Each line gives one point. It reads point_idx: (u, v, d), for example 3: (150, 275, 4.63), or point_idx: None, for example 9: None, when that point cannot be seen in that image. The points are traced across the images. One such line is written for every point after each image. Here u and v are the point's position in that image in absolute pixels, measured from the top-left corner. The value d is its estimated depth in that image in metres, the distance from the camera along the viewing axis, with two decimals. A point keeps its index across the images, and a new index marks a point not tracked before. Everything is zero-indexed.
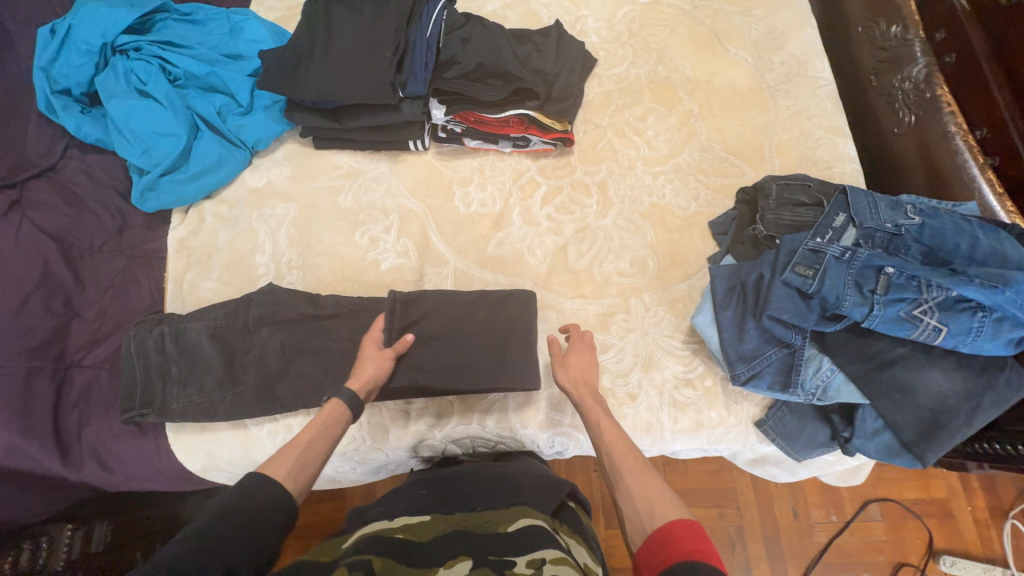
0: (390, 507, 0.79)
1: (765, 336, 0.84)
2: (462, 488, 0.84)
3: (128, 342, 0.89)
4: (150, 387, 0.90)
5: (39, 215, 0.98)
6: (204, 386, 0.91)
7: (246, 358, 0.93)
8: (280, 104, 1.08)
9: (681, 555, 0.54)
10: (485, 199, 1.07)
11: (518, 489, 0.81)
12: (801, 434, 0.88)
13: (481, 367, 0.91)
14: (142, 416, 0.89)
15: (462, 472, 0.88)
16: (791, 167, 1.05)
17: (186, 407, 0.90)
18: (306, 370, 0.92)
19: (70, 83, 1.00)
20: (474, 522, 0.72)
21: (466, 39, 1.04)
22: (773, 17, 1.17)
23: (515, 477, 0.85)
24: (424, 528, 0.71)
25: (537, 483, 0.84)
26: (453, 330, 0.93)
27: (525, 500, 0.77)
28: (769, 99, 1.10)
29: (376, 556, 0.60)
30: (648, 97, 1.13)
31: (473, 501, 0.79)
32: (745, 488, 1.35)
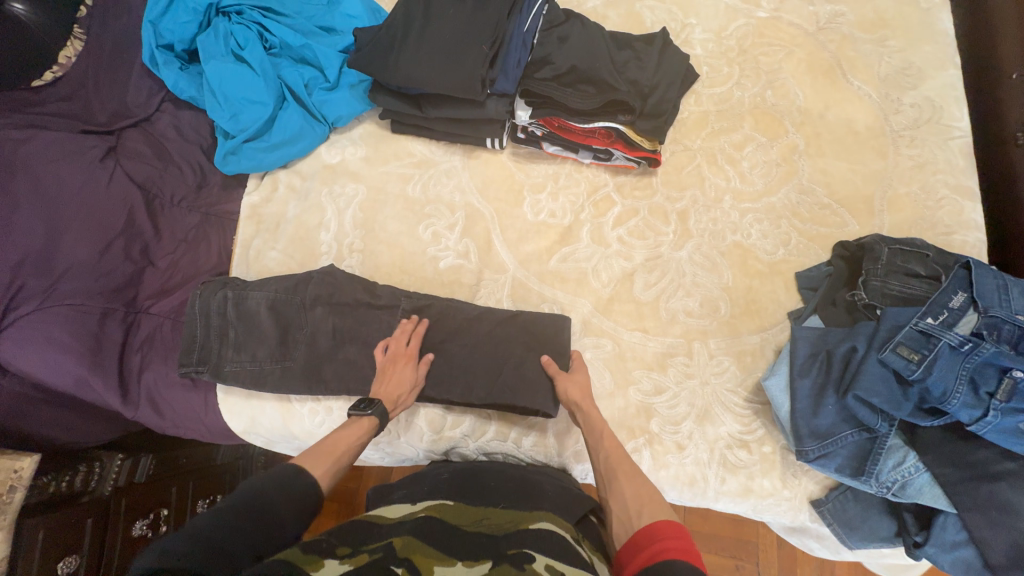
0: (415, 490, 0.78)
1: (843, 414, 0.76)
2: (486, 482, 0.80)
3: (194, 299, 0.92)
4: (207, 346, 0.92)
5: (131, 164, 1.02)
6: (257, 355, 0.93)
7: (300, 334, 0.93)
8: (365, 84, 1.05)
9: (662, 553, 0.55)
10: (556, 210, 1.02)
11: (541, 495, 0.77)
12: (862, 524, 0.80)
13: (526, 381, 0.87)
14: (197, 373, 0.90)
15: (484, 465, 0.85)
16: (902, 226, 0.93)
17: (238, 371, 0.92)
18: (351, 358, 0.92)
19: (174, 39, 1.03)
20: (493, 521, 0.68)
21: (563, 39, 0.98)
22: (911, 51, 1.03)
23: (537, 482, 0.81)
24: (444, 512, 0.68)
25: (561, 492, 0.79)
26: (503, 342, 0.90)
27: (546, 507, 0.73)
28: (889, 145, 0.98)
29: (396, 538, 0.60)
30: (748, 124, 1.03)
31: (495, 500, 0.75)
32: (769, 547, 1.26)
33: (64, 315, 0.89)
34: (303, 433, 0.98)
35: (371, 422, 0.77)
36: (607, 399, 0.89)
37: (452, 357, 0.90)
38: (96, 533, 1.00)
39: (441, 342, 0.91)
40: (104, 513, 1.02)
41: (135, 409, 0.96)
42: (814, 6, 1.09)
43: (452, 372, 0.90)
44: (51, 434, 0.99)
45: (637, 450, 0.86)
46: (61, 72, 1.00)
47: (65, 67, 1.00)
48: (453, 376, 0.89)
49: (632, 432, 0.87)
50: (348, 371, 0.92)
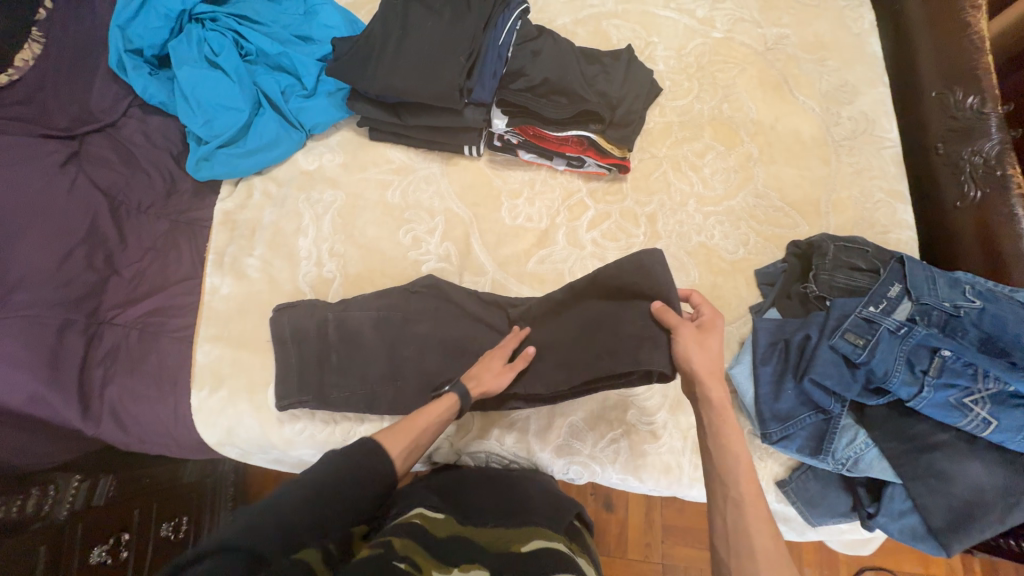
0: (402, 502, 0.76)
1: (801, 398, 0.83)
2: (475, 495, 0.81)
3: (283, 315, 0.92)
4: (311, 373, 0.92)
5: (95, 170, 0.99)
6: (366, 377, 0.91)
7: (404, 351, 0.92)
8: (343, 92, 1.07)
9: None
10: (532, 214, 1.06)
11: (530, 506, 0.79)
12: (822, 501, 0.86)
13: (623, 345, 0.80)
14: (302, 403, 0.91)
15: (471, 479, 0.86)
16: (846, 227, 1.02)
17: (346, 398, 0.91)
18: (428, 364, 0.91)
19: (144, 44, 1.01)
20: (485, 536, 0.69)
21: (536, 52, 1.04)
22: (846, 70, 1.15)
23: (524, 494, 0.82)
24: (438, 524, 0.69)
25: (546, 498, 0.82)
26: (592, 318, 0.86)
27: (535, 519, 0.75)
28: (832, 153, 1.08)
29: (395, 537, 0.61)
30: (708, 134, 1.11)
31: (485, 514, 0.76)
32: None
33: (19, 328, 0.85)
34: (284, 442, 0.96)
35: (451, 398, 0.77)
36: (587, 394, 0.92)
37: (548, 353, 0.88)
38: (52, 560, 0.95)
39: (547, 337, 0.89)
40: (58, 538, 0.97)
41: (96, 426, 0.90)
42: (762, 28, 1.20)
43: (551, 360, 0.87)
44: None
45: (615, 441, 0.90)
46: (18, 75, 0.98)
47: (21, 71, 0.98)
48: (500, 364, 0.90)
49: (611, 424, 0.91)
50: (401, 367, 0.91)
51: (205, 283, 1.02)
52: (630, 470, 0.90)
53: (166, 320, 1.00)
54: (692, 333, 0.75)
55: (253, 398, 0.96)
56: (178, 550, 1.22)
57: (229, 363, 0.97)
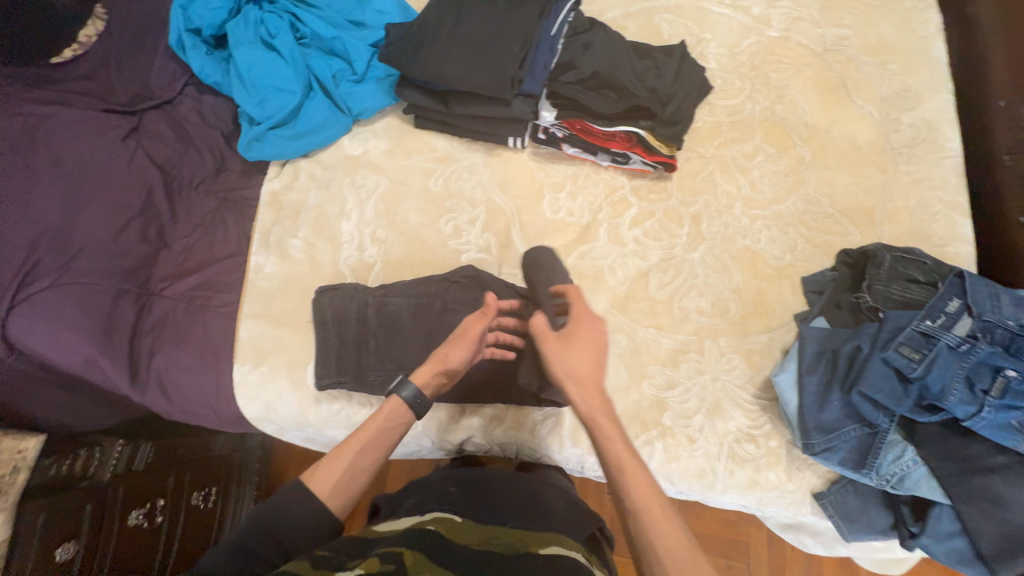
0: (425, 499, 0.80)
1: (847, 410, 0.81)
2: (497, 496, 0.82)
3: (324, 300, 0.94)
4: (350, 355, 0.93)
5: (152, 146, 1.02)
6: (402, 362, 0.92)
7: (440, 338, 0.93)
8: (392, 78, 1.07)
9: None
10: (574, 209, 1.05)
11: (553, 513, 0.79)
12: (861, 517, 0.84)
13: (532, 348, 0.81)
14: (340, 383, 0.92)
15: (493, 476, 0.89)
16: (901, 237, 0.99)
17: (383, 380, 0.92)
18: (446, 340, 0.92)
19: (202, 24, 1.04)
20: (503, 540, 0.68)
21: (587, 45, 1.03)
22: (909, 75, 1.11)
23: (547, 502, 0.82)
24: (456, 529, 0.70)
25: (569, 511, 0.82)
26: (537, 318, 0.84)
27: (557, 525, 0.75)
28: (889, 161, 1.04)
29: (407, 551, 0.61)
30: (759, 135, 1.08)
31: (506, 514, 0.76)
32: (759, 544, 1.32)
33: (77, 294, 0.88)
34: (320, 421, 0.97)
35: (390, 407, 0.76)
36: (623, 393, 0.92)
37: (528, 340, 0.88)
38: (94, 519, 0.98)
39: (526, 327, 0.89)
40: (102, 501, 0.99)
41: (143, 393, 0.94)
42: (821, 29, 1.16)
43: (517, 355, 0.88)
44: (48, 417, 0.96)
45: (650, 443, 0.89)
46: (81, 51, 1.02)
47: (85, 47, 1.02)
48: (529, 355, 0.91)
49: (646, 425, 0.90)
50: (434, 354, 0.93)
51: (250, 260, 1.04)
52: (662, 472, 0.89)
53: (212, 295, 1.02)
54: (559, 341, 0.75)
55: (294, 376, 0.97)
56: (208, 518, 1.26)
57: (270, 341, 0.99)
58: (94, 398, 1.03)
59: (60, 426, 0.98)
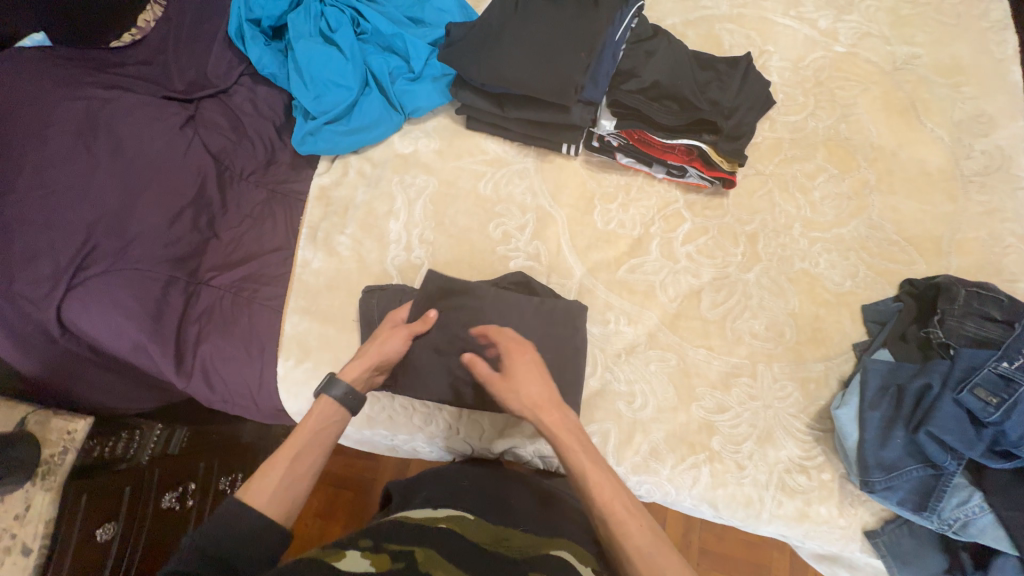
0: (439, 492, 0.77)
1: (910, 449, 0.77)
2: (510, 500, 0.80)
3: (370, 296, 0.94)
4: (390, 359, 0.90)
5: (208, 134, 1.02)
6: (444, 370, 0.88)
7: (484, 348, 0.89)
8: (447, 78, 1.06)
9: None
10: (626, 220, 1.03)
11: (567, 525, 0.77)
12: (916, 560, 0.81)
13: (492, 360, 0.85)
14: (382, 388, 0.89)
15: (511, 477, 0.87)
16: (969, 270, 0.95)
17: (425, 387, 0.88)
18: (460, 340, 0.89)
19: (263, 14, 1.05)
20: (513, 543, 0.66)
21: (650, 53, 1.01)
22: (985, 99, 1.06)
23: (557, 510, 0.80)
24: (467, 527, 0.68)
25: (580, 524, 0.79)
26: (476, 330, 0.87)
27: (567, 535, 0.73)
28: (960, 189, 1.00)
29: (419, 548, 0.59)
30: (821, 155, 1.05)
31: (520, 520, 0.74)
32: (781, 569, 1.30)
33: (132, 280, 0.89)
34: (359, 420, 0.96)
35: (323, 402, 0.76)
36: (670, 414, 0.90)
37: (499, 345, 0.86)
38: (132, 501, 0.98)
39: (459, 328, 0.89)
40: (139, 484, 1.00)
41: (187, 380, 0.93)
42: (891, 46, 1.12)
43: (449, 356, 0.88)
44: (93, 397, 0.97)
45: (695, 466, 0.87)
46: (140, 35, 1.05)
47: (143, 31, 1.05)
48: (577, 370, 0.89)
49: (693, 448, 0.88)
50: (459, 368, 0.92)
51: (297, 255, 1.04)
52: (707, 497, 0.87)
53: (259, 287, 1.01)
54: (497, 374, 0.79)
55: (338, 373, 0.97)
56: None
57: (316, 337, 0.98)
58: (137, 381, 1.02)
59: (105, 404, 0.99)
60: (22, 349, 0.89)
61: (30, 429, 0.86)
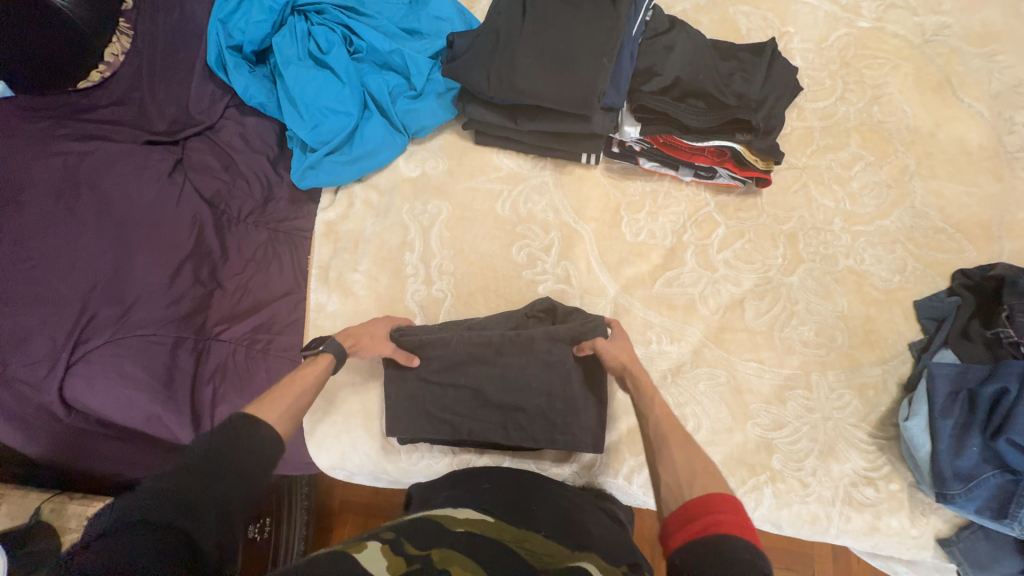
0: (459, 495, 0.73)
1: (986, 455, 0.74)
2: (534, 502, 0.73)
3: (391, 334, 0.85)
4: (415, 415, 0.85)
5: (199, 178, 0.94)
6: (475, 414, 0.84)
7: (516, 385, 0.83)
8: (452, 92, 0.98)
9: (716, 525, 0.51)
10: (656, 230, 0.97)
11: (599, 535, 0.69)
12: (994, 565, 0.78)
13: (532, 394, 0.83)
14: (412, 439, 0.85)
15: (537, 481, 0.79)
16: (1022, 254, 0.90)
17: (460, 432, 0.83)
18: (484, 376, 0.83)
19: (244, 39, 0.96)
20: (533, 547, 0.61)
21: (670, 47, 0.93)
22: (1021, 67, 1.00)
23: (585, 518, 0.73)
24: (487, 527, 0.63)
25: (608, 534, 0.70)
26: (484, 369, 0.84)
27: (594, 546, 0.65)
28: (1004, 167, 0.95)
29: (436, 547, 0.56)
30: (855, 141, 0.98)
31: (542, 523, 0.68)
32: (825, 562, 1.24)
33: (136, 348, 0.81)
34: (394, 467, 0.90)
35: (324, 360, 0.74)
36: (725, 435, 0.85)
37: (514, 376, 0.83)
38: None
39: (442, 369, 0.84)
40: None
41: None
42: (918, 16, 1.05)
43: (442, 399, 0.84)
44: (114, 469, 0.86)
45: (757, 488, 0.83)
46: (109, 72, 0.94)
47: (113, 67, 0.94)
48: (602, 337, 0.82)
49: (753, 469, 0.84)
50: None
51: (309, 299, 0.96)
52: (771, 518, 0.83)
53: (272, 338, 0.92)
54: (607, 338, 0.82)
55: (370, 426, 0.90)
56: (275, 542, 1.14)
57: (340, 387, 0.92)
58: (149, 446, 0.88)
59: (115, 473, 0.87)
60: (25, 433, 0.81)
61: (45, 519, 0.78)
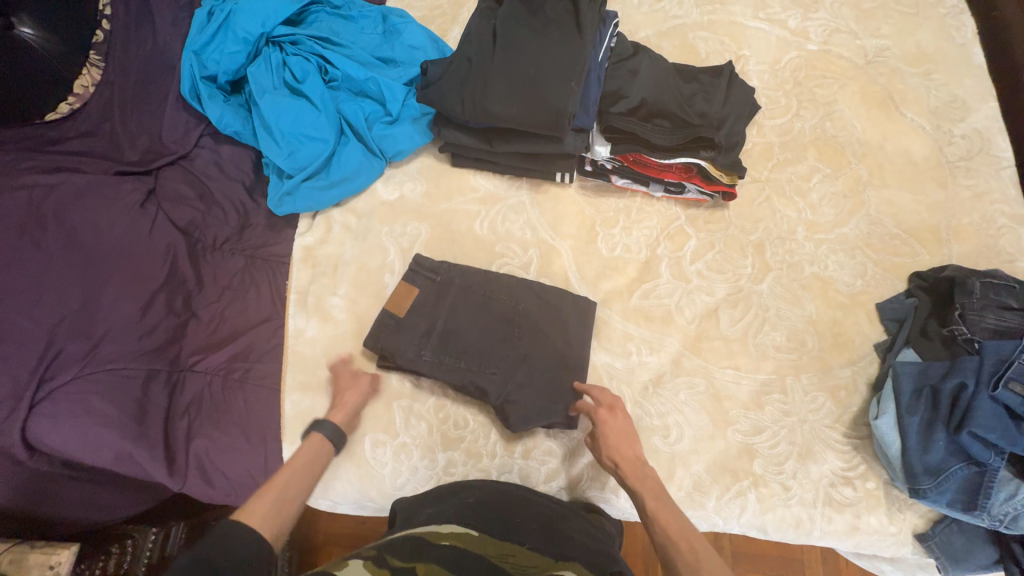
0: (443, 510, 0.72)
1: (952, 449, 0.77)
2: (518, 513, 0.73)
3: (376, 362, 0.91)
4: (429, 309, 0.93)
5: (173, 208, 0.94)
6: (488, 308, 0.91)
7: None
8: (428, 116, 1.01)
9: None
10: (631, 244, 1.00)
11: (583, 543, 0.69)
12: (969, 556, 0.81)
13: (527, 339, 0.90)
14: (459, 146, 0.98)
15: (521, 491, 0.79)
16: (970, 255, 0.96)
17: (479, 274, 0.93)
18: None
19: (218, 69, 0.97)
20: (517, 562, 0.61)
21: (634, 71, 0.98)
22: (955, 84, 1.09)
23: (568, 525, 0.73)
24: (470, 542, 0.63)
25: (591, 543, 0.71)
26: None
27: (579, 556, 0.65)
28: (948, 176, 1.02)
29: (420, 563, 0.56)
30: (812, 155, 1.04)
31: (526, 536, 0.68)
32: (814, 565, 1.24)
33: (105, 383, 0.79)
34: (379, 493, 0.88)
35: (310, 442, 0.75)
36: (707, 442, 0.86)
37: None
38: None
39: None
40: None
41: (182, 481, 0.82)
42: (861, 40, 1.13)
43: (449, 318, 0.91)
44: (81, 513, 0.83)
45: (741, 494, 0.84)
46: (79, 103, 0.93)
47: (82, 99, 0.93)
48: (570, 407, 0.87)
49: (736, 475, 0.85)
50: (478, 297, 0.91)
51: (287, 325, 0.95)
52: (756, 523, 0.84)
53: (250, 366, 0.91)
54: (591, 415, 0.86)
55: (352, 452, 0.88)
56: None
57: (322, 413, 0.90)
58: (119, 487, 0.86)
59: (79, 518, 0.83)
60: None
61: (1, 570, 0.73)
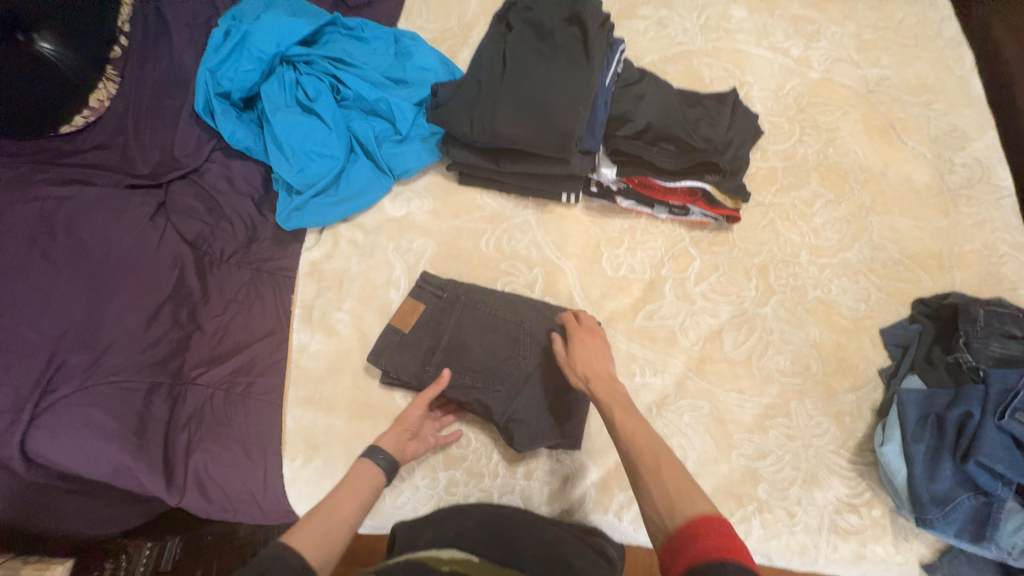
0: (442, 535, 0.71)
1: (959, 478, 0.77)
2: (519, 539, 0.72)
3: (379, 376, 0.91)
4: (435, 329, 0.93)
5: (181, 221, 0.95)
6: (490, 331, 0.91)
7: None
8: (436, 136, 1.03)
9: (706, 551, 0.51)
10: (635, 265, 1.00)
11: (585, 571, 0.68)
12: None
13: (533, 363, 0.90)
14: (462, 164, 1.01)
15: (521, 516, 0.78)
16: (973, 283, 0.97)
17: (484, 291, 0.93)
18: None
19: (233, 87, 0.99)
20: None
21: (641, 96, 0.99)
22: (954, 114, 1.11)
23: (569, 552, 0.72)
24: (471, 568, 0.62)
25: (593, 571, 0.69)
26: None
27: None
28: (949, 203, 1.03)
29: None
30: (815, 180, 1.06)
31: (527, 563, 0.67)
32: None
33: (107, 395, 0.78)
34: (377, 513, 0.86)
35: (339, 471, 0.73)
36: (711, 466, 0.86)
37: None
38: None
39: None
40: None
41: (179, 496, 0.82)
42: (862, 69, 1.16)
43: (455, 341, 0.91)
44: (74, 528, 0.81)
45: (746, 520, 0.83)
46: (93, 117, 0.94)
47: (98, 112, 0.95)
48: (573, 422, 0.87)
49: (740, 500, 0.84)
50: (484, 315, 0.91)
51: (292, 339, 0.95)
52: (761, 550, 0.82)
53: (252, 381, 0.91)
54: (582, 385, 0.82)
55: None
56: None
57: (324, 430, 0.89)
58: (115, 502, 0.84)
59: (75, 532, 0.82)
60: None
61: None
